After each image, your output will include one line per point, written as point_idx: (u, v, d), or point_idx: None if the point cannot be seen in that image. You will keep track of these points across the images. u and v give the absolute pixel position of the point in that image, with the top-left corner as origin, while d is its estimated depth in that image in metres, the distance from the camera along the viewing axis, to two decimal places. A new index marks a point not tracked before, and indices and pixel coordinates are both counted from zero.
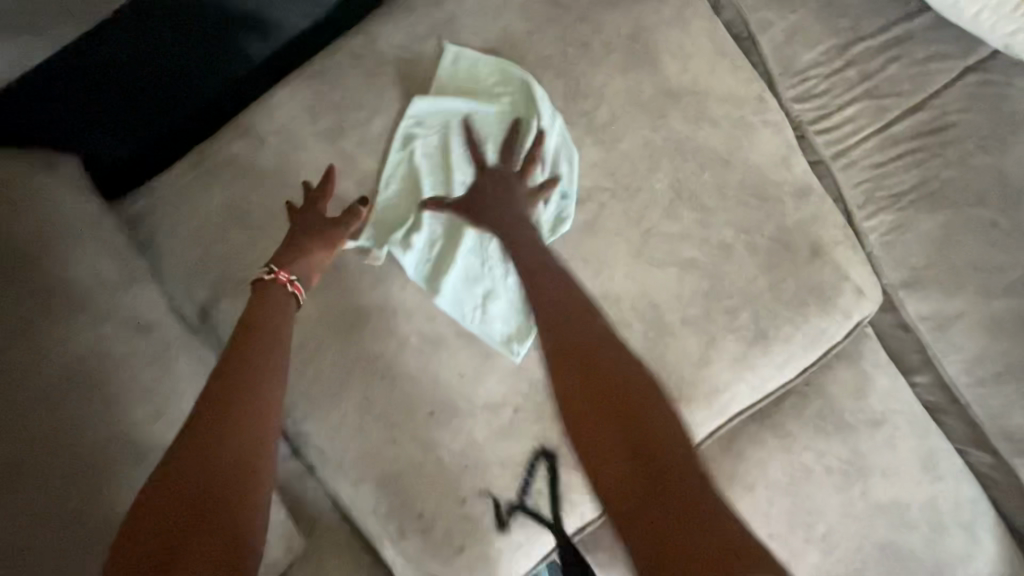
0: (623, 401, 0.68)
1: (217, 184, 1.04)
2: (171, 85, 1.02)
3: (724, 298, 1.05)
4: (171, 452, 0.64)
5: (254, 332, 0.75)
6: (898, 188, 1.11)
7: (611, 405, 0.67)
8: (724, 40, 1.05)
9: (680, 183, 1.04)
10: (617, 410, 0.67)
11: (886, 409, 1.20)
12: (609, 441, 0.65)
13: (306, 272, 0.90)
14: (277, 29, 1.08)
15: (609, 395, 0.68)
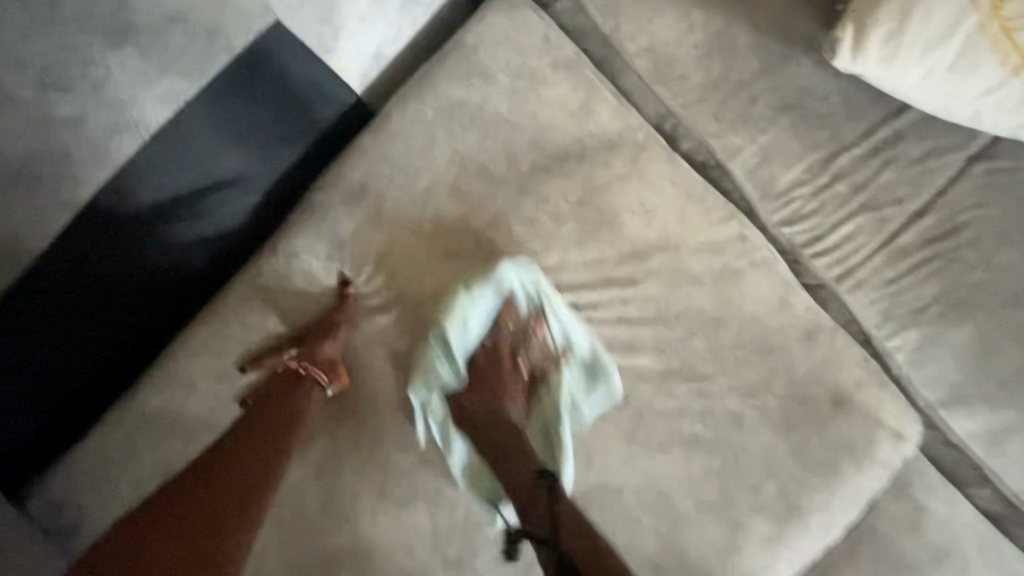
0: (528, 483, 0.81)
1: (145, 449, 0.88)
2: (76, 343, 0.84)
3: (742, 474, 0.90)
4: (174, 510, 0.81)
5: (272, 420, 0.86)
6: (919, 303, 0.96)
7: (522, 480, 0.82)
8: (689, 180, 0.92)
9: (667, 353, 0.90)
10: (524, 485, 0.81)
11: (949, 540, 1.03)
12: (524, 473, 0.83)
13: (312, 368, 0.88)
14: (197, 247, 0.89)
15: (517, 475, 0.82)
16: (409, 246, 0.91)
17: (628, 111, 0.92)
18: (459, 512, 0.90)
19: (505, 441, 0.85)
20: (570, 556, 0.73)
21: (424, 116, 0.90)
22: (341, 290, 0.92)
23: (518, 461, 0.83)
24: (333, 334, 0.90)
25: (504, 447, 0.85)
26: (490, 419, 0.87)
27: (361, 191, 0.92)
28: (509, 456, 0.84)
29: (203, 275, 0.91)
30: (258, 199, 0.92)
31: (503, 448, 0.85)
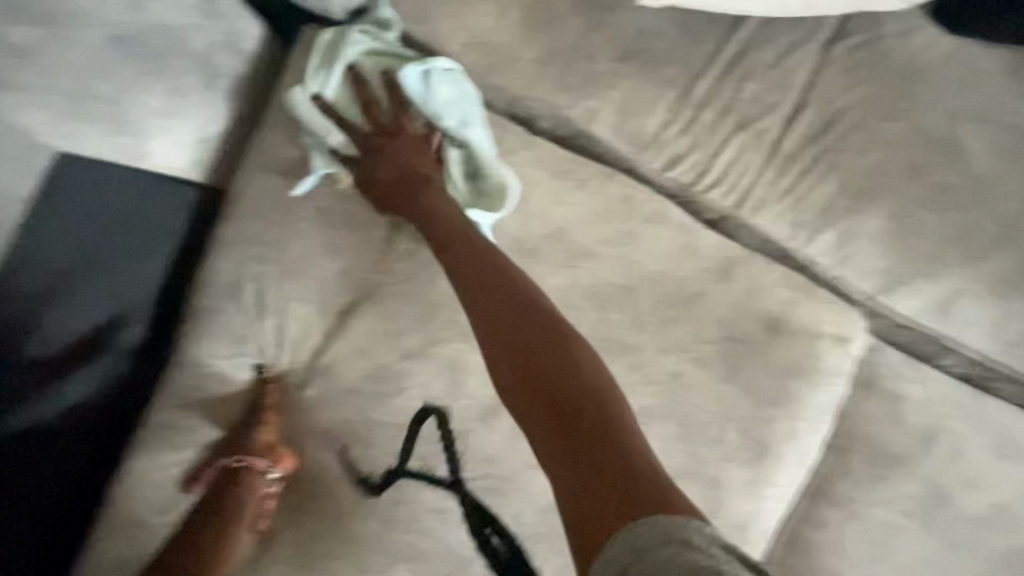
0: (572, 407, 0.61)
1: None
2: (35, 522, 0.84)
3: (703, 430, 0.87)
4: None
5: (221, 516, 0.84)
6: (824, 203, 0.93)
7: (555, 412, 0.61)
8: (557, 160, 0.90)
9: (591, 336, 0.87)
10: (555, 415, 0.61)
11: (932, 419, 1.02)
12: (556, 417, 0.60)
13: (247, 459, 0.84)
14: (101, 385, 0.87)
15: (566, 396, 0.62)
16: (303, 319, 0.87)
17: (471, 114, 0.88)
18: (442, 564, 0.87)
19: (547, 373, 0.64)
20: (575, 458, 0.57)
21: (271, 183, 0.86)
22: (259, 378, 0.88)
23: (573, 401, 0.61)
24: (261, 419, 0.86)
25: (551, 382, 0.63)
26: (516, 301, 0.71)
27: (235, 279, 0.87)
28: (559, 382, 0.63)
29: (116, 408, 0.88)
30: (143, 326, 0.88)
31: (539, 386, 0.63)
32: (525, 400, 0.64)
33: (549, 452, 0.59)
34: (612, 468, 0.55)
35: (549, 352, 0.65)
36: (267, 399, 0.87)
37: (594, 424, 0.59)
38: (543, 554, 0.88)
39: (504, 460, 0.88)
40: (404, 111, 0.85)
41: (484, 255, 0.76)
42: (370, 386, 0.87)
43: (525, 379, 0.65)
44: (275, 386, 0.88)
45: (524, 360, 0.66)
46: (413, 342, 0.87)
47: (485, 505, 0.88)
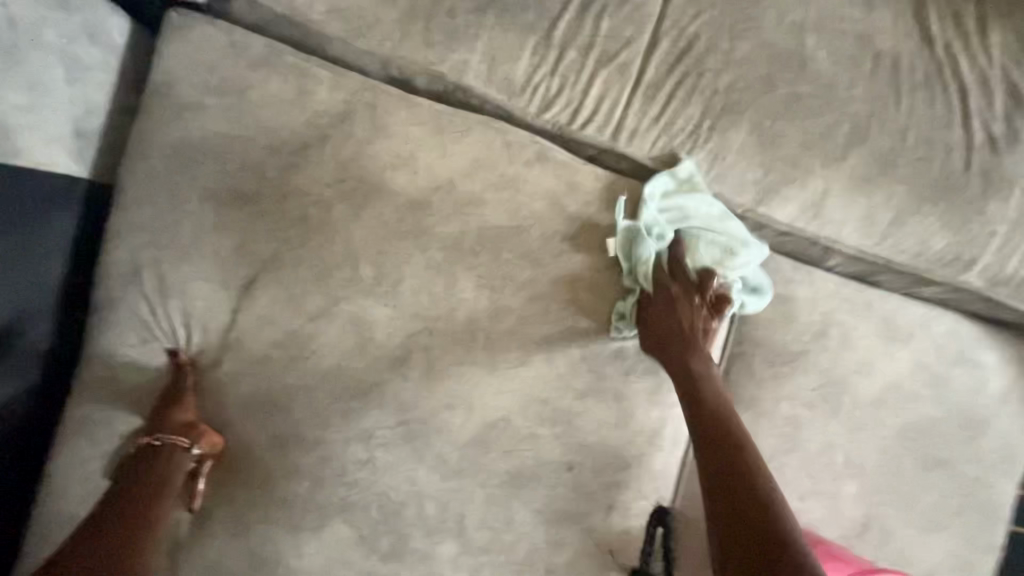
0: (728, 470, 0.77)
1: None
2: None
3: (601, 349, 0.94)
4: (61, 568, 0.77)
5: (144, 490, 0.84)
6: (691, 126, 0.99)
7: (718, 473, 0.78)
8: (435, 117, 0.91)
9: (487, 277, 0.92)
10: (724, 475, 0.77)
11: (822, 315, 1.11)
12: (730, 492, 0.76)
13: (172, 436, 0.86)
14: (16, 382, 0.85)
15: (722, 466, 0.78)
16: (207, 296, 0.89)
17: (345, 78, 0.90)
18: (375, 509, 0.93)
19: (719, 476, 0.78)
20: (726, 517, 0.74)
21: (154, 168, 0.88)
22: (174, 363, 0.90)
23: (731, 484, 0.76)
24: (180, 399, 0.88)
25: (728, 465, 0.77)
26: (690, 387, 0.86)
27: (135, 267, 0.89)
28: (728, 474, 0.77)
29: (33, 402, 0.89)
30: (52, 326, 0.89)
31: (724, 471, 0.78)
32: (708, 456, 0.80)
33: (724, 511, 0.75)
34: (754, 517, 0.72)
35: (726, 438, 0.80)
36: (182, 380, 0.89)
37: (762, 499, 0.74)
38: (469, 485, 0.94)
39: (422, 404, 0.93)
40: (482, 126, 0.93)
41: (677, 334, 0.90)
42: (283, 352, 0.90)
43: (713, 460, 0.80)
44: (189, 366, 0.90)
45: (705, 436, 0.82)
46: (317, 305, 0.90)
47: (410, 449, 0.93)
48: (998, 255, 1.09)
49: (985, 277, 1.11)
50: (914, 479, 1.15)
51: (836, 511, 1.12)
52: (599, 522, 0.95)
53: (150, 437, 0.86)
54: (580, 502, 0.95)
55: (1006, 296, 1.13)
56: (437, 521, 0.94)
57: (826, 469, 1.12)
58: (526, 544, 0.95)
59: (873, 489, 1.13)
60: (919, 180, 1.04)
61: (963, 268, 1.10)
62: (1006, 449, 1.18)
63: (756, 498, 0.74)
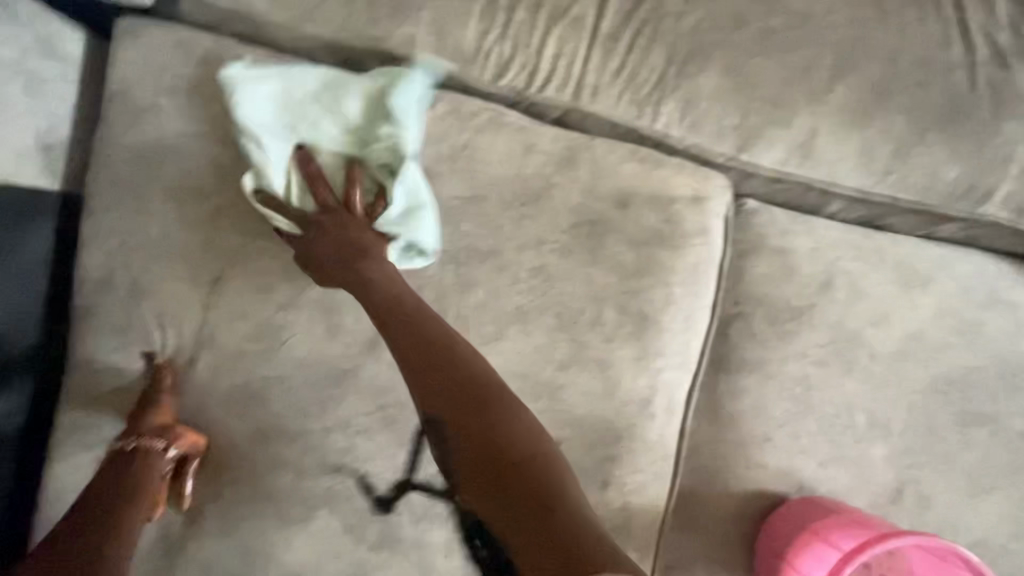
0: (525, 490, 0.61)
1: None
2: None
3: (578, 316, 0.90)
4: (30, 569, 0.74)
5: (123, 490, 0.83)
6: (655, 76, 0.95)
7: (488, 479, 0.63)
8: (385, 93, 0.89)
9: (451, 251, 0.90)
10: (501, 490, 0.62)
11: (825, 265, 1.03)
12: (508, 490, 0.62)
13: (148, 439, 0.85)
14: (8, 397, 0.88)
15: (510, 487, 0.62)
16: (178, 295, 0.90)
17: (293, 66, 0.90)
18: (361, 498, 0.91)
19: (507, 480, 0.63)
20: (530, 540, 0.57)
21: (118, 174, 0.90)
22: (150, 366, 0.90)
23: (524, 485, 0.61)
24: (157, 403, 0.88)
25: (494, 456, 0.64)
26: (421, 345, 0.75)
27: (109, 273, 0.90)
28: (511, 518, 0.60)
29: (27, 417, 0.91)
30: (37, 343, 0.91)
31: (520, 481, 0.62)
32: (469, 448, 0.67)
33: (500, 519, 0.61)
34: (547, 534, 0.57)
35: (505, 450, 0.65)
36: (161, 384, 0.89)
37: (510, 532, 0.60)
38: None
39: (398, 387, 0.90)
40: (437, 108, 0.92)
41: (393, 301, 0.80)
42: (254, 345, 0.90)
43: (510, 475, 0.62)
44: (166, 370, 0.90)
45: (439, 402, 0.70)
46: (284, 294, 0.88)
47: (389, 434, 0.90)
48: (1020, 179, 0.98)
49: (1010, 207, 1.00)
50: (955, 440, 1.03)
51: (865, 478, 1.02)
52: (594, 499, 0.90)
53: (127, 440, 0.86)
54: None
55: None
56: (424, 508, 0.91)
57: (848, 431, 1.02)
58: None
59: (907, 450, 1.03)
60: (918, 105, 0.95)
61: (983, 198, 0.99)
62: None
63: (517, 500, 0.60)
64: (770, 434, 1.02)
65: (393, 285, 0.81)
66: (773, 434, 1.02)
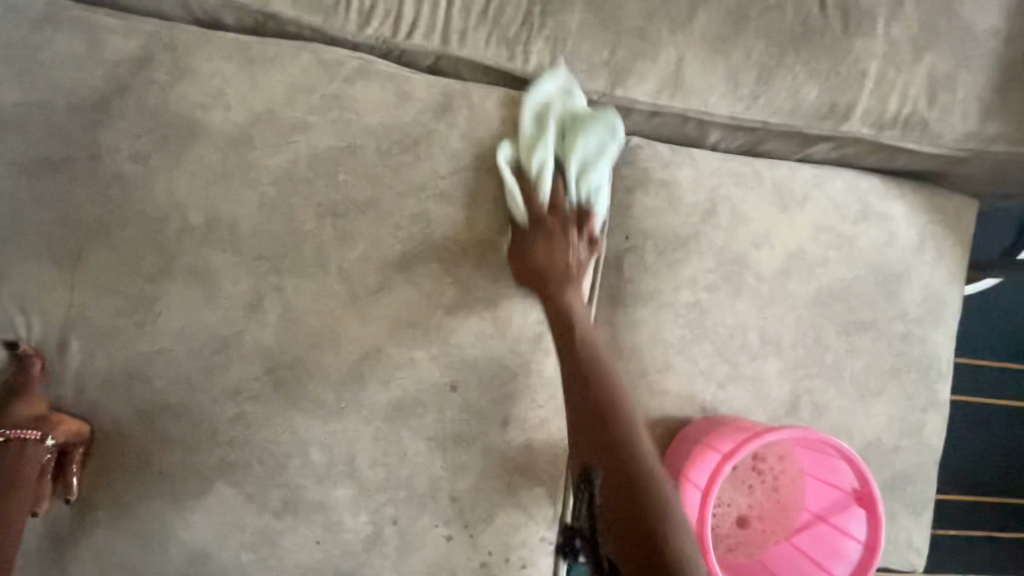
0: (597, 428, 0.72)
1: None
2: None
3: (464, 260, 0.89)
4: None
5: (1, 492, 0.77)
6: (521, 15, 0.95)
7: (591, 418, 0.73)
8: (243, 48, 0.87)
9: (329, 206, 0.87)
10: (599, 427, 0.72)
11: (708, 193, 1.06)
12: (583, 418, 0.73)
13: (22, 434, 0.79)
14: None
15: (597, 418, 0.72)
16: (36, 276, 0.84)
17: (139, 24, 0.86)
18: (259, 465, 0.89)
19: (604, 436, 0.71)
20: (603, 458, 0.70)
21: None
22: (15, 356, 0.84)
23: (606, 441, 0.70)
24: (27, 394, 0.82)
25: (588, 407, 0.74)
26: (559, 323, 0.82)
27: None
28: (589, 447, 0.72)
29: None
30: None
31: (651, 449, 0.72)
32: (581, 422, 0.74)
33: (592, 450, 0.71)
34: (615, 483, 0.67)
35: (601, 399, 0.74)
36: (31, 374, 0.83)
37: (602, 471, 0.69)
38: (354, 424, 0.90)
39: (288, 349, 0.88)
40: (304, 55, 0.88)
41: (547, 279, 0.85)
42: (127, 320, 0.85)
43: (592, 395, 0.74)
44: (38, 360, 0.84)
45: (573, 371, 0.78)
46: (153, 264, 0.85)
47: (283, 399, 0.89)
48: (876, 94, 1.04)
49: (870, 122, 1.06)
50: (839, 347, 1.09)
51: (762, 394, 1.07)
52: (495, 437, 0.92)
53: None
54: (473, 419, 0.92)
55: (897, 137, 1.07)
56: (327, 467, 0.90)
57: (743, 350, 1.06)
58: (425, 472, 0.92)
59: (798, 363, 1.08)
60: (774, 30, 0.99)
61: (844, 115, 1.05)
62: (928, 299, 1.13)
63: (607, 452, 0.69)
64: (670, 361, 1.05)
65: (539, 259, 0.85)
66: (672, 360, 1.05)
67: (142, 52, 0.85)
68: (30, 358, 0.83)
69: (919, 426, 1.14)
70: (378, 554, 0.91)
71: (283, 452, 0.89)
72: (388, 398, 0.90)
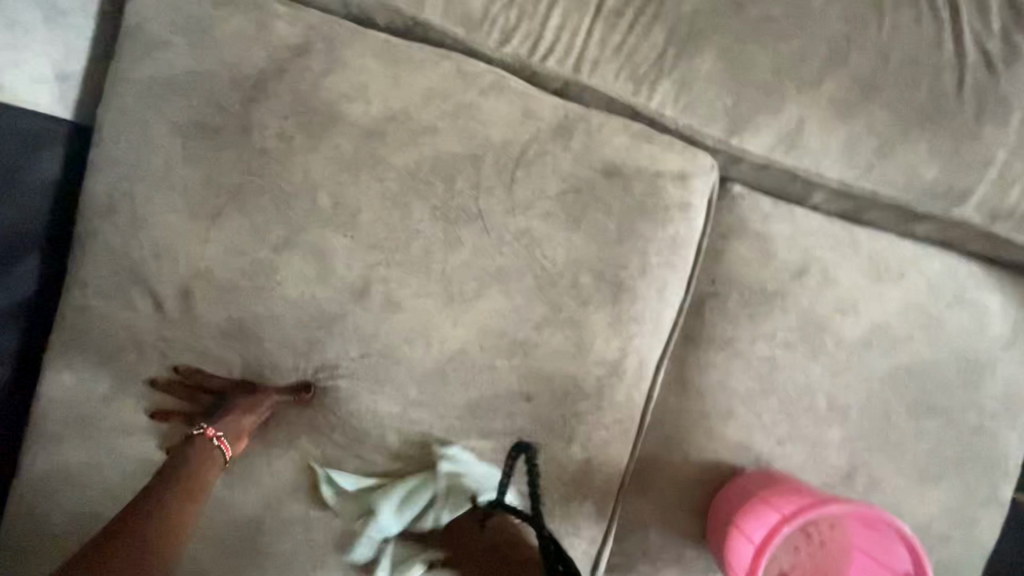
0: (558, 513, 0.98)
1: (42, 517, 0.93)
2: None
3: (557, 282, 0.93)
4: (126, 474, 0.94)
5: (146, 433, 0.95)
6: (654, 55, 0.97)
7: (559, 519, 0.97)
8: (390, 48, 0.93)
9: (443, 208, 0.93)
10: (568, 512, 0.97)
11: (802, 253, 1.07)
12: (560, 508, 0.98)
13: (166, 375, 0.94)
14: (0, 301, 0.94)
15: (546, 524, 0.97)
16: (175, 230, 0.93)
17: (303, 14, 0.93)
18: (340, 433, 0.96)
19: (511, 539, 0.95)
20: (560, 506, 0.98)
21: (127, 107, 0.93)
22: (143, 309, 0.94)
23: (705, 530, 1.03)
24: (147, 349, 0.95)
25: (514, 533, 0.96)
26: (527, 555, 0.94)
27: (111, 206, 0.94)
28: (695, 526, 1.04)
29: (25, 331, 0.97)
30: (41, 267, 0.97)
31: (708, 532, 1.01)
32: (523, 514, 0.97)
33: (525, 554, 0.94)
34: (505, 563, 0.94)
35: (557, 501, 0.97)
36: (157, 327, 0.94)
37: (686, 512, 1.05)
38: (429, 413, 0.96)
39: (384, 334, 0.94)
40: (444, 61, 0.94)
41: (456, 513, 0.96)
42: (248, 282, 0.93)
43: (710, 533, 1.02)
44: (152, 317, 0.94)
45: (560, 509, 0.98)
46: (279, 233, 0.92)
47: (370, 378, 0.95)
48: (997, 184, 1.02)
49: (983, 211, 1.04)
50: (907, 427, 1.08)
51: (819, 459, 1.07)
52: (557, 448, 0.96)
53: (141, 382, 0.94)
54: (539, 429, 0.96)
55: (1007, 230, 1.05)
56: (398, 447, 0.97)
57: (807, 412, 1.07)
58: (485, 469, 0.97)
59: (862, 433, 1.08)
60: (904, 102, 0.99)
61: (957, 200, 1.03)
62: (1008, 397, 1.11)
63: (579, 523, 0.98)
64: (732, 409, 1.06)
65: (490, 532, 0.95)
66: (735, 409, 1.06)
67: (304, 39, 0.92)
68: (151, 314, 0.94)
69: (973, 521, 1.11)
70: (429, 535, 0.97)
71: (364, 425, 0.96)
72: (465, 395, 0.96)
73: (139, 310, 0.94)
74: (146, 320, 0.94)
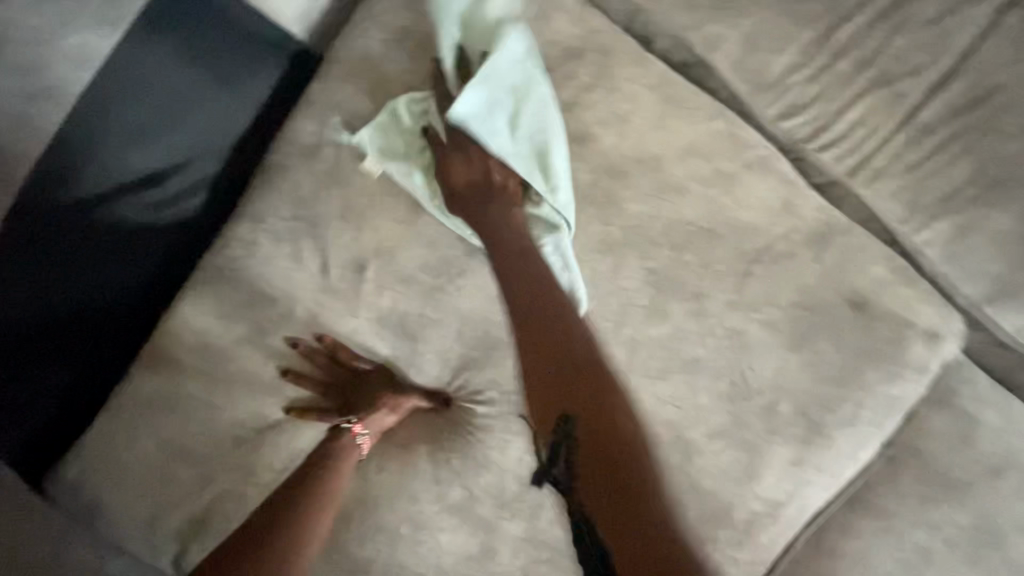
0: (605, 423, 0.57)
1: (139, 439, 0.89)
2: (114, 340, 0.89)
3: (752, 397, 0.82)
4: (241, 421, 0.89)
5: (271, 388, 0.89)
6: (948, 188, 0.83)
7: (616, 460, 0.56)
8: (668, 84, 0.83)
9: (659, 274, 0.82)
10: (614, 464, 0.55)
11: (1007, 452, 0.91)
12: (602, 454, 0.56)
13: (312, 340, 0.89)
14: (180, 208, 0.89)
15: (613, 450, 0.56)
16: (376, 197, 0.87)
17: (589, 14, 0.83)
18: (460, 461, 0.89)
19: (634, 489, 0.54)
20: (615, 471, 0.55)
21: None
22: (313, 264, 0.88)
23: (599, 392, 0.59)
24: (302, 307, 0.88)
25: (587, 411, 0.58)
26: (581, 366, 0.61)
27: (318, 146, 0.87)
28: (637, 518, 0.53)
29: (187, 246, 0.92)
30: (208, 187, 0.91)
31: (621, 446, 0.56)
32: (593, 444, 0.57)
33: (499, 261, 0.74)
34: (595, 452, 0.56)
35: (585, 389, 0.60)
36: (322, 293, 0.88)
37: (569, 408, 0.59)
38: None
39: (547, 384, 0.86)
40: (719, 117, 0.83)
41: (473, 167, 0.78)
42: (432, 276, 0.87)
43: (604, 424, 0.57)
44: (318, 279, 0.88)
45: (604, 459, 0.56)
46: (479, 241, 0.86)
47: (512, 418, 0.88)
48: None
49: None
50: None
51: None
52: None
53: (286, 337, 0.88)
54: None
55: None
56: (512, 498, 0.89)
57: None
58: None
59: None
60: None
61: None
62: None
63: (506, 274, 0.72)
64: None
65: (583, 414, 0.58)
66: None
67: (581, 43, 0.82)
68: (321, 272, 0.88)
69: None
70: None
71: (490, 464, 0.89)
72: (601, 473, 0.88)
73: (307, 263, 0.88)
74: (313, 279, 0.88)
